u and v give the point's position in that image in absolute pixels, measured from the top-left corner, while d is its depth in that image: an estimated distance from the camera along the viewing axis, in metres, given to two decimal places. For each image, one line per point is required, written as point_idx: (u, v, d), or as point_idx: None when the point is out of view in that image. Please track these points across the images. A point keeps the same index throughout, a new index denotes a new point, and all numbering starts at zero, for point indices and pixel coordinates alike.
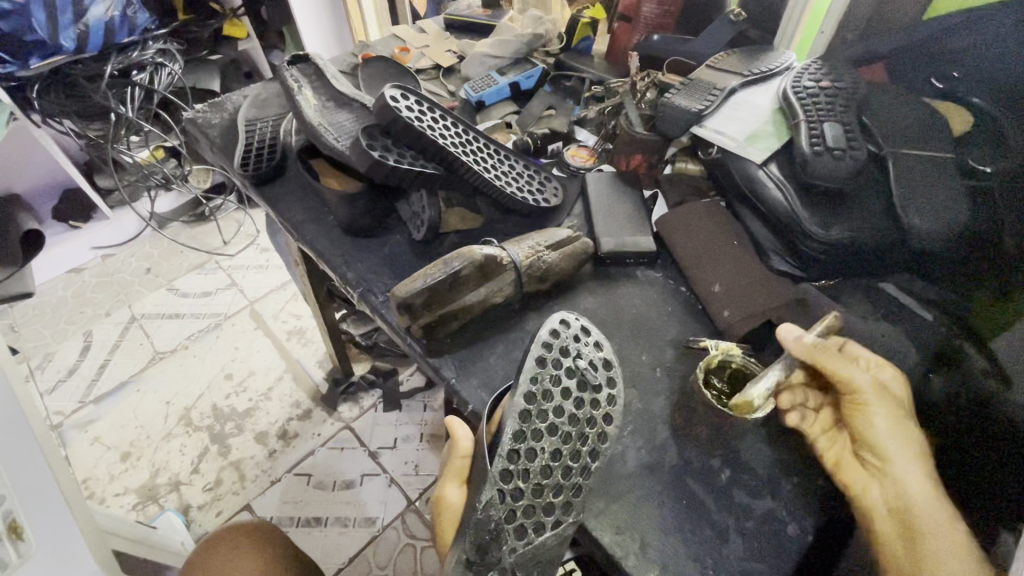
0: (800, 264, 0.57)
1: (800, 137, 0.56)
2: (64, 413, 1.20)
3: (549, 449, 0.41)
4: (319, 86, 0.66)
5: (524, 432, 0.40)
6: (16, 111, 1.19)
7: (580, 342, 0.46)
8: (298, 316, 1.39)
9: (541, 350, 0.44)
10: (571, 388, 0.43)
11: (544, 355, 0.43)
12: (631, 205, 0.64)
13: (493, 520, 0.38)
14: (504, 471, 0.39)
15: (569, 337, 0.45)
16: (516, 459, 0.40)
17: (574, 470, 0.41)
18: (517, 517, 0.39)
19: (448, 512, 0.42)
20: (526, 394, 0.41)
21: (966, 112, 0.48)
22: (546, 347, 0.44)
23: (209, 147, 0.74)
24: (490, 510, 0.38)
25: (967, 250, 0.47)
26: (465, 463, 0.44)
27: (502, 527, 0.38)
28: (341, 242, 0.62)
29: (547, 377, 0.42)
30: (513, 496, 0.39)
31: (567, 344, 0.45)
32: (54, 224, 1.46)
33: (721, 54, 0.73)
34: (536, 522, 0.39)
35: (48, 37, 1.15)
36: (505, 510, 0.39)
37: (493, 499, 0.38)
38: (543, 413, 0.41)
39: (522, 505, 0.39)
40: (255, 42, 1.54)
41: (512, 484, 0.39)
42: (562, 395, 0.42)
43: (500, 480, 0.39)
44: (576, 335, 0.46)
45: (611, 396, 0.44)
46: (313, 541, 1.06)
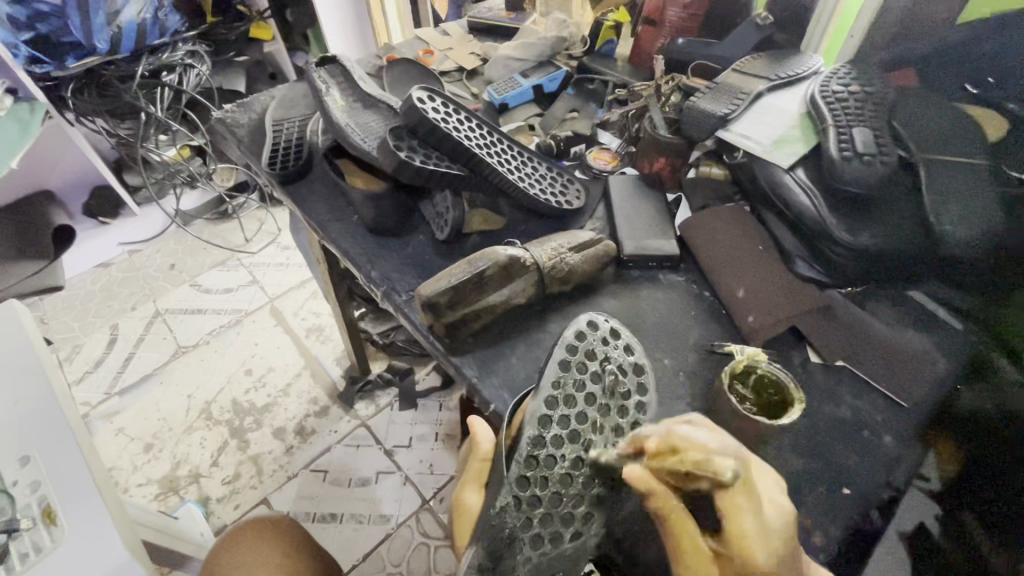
0: (829, 273, 0.56)
1: (829, 141, 0.57)
2: (90, 404, 1.24)
3: (571, 456, 0.42)
4: (346, 87, 0.68)
5: (542, 439, 0.42)
6: (51, 111, 1.23)
7: (608, 346, 0.47)
8: (317, 314, 1.41)
9: (564, 355, 0.45)
10: (595, 394, 0.44)
11: (567, 360, 0.45)
12: (654, 208, 0.63)
13: (508, 526, 0.39)
14: (521, 476, 0.40)
15: (597, 342, 0.47)
16: (534, 465, 0.41)
17: (596, 480, 0.41)
18: (535, 526, 0.39)
19: (466, 515, 0.42)
20: (545, 400, 0.43)
21: (1000, 118, 0.43)
22: (569, 351, 0.46)
23: (238, 147, 0.76)
24: (505, 515, 0.39)
25: (994, 267, 0.43)
26: (486, 465, 0.44)
27: (517, 533, 0.39)
28: (366, 241, 0.62)
29: (570, 382, 0.44)
30: (529, 503, 0.40)
31: (595, 347, 0.46)
32: (84, 220, 1.50)
33: (747, 57, 0.72)
34: (552, 533, 0.39)
35: (83, 39, 1.19)
36: (522, 517, 0.39)
37: (510, 503, 0.39)
38: (564, 419, 0.43)
39: (538, 513, 0.39)
40: (281, 45, 1.56)
41: (530, 490, 0.40)
42: (585, 402, 0.44)
43: (516, 486, 0.40)
44: (605, 339, 0.47)
45: (641, 404, 0.45)
46: (328, 537, 1.07)
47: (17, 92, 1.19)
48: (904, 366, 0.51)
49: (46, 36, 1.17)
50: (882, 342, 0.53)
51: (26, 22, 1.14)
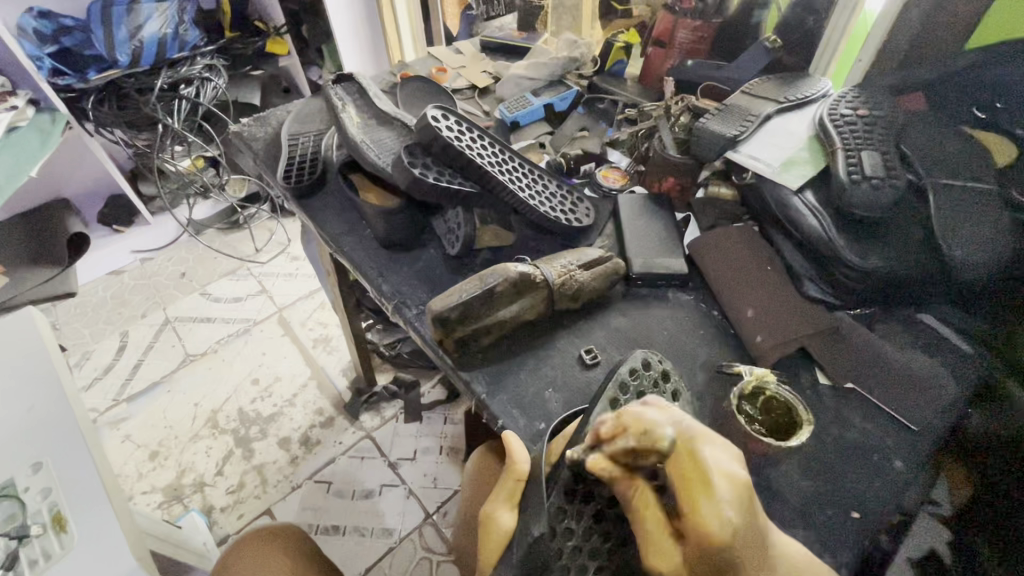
0: (834, 292, 0.56)
1: (838, 164, 0.56)
2: (98, 411, 1.25)
3: (608, 495, 0.41)
4: (361, 104, 0.69)
5: (585, 474, 0.41)
6: (72, 121, 1.26)
7: (658, 389, 0.46)
8: (324, 324, 1.42)
9: (616, 392, 0.44)
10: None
11: (619, 397, 0.44)
12: (663, 227, 0.64)
13: (542, 554, 0.39)
14: (559, 506, 0.40)
15: (650, 382, 0.46)
16: (573, 498, 0.41)
17: (626, 521, 0.41)
18: (565, 557, 0.39)
19: (495, 534, 0.41)
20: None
21: (1009, 144, 0.48)
22: (623, 388, 0.44)
23: (254, 160, 0.77)
24: (540, 543, 0.39)
25: (1005, 289, 0.46)
26: (519, 485, 0.43)
27: (550, 562, 0.39)
28: (377, 255, 0.63)
29: None
30: (563, 534, 0.40)
31: (646, 388, 0.45)
32: (99, 228, 1.52)
33: (757, 80, 0.73)
34: (580, 565, 0.39)
35: (106, 52, 1.23)
36: (555, 546, 0.39)
37: (546, 533, 0.39)
38: None
39: (569, 545, 0.39)
40: (296, 60, 1.59)
41: (565, 522, 0.40)
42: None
43: (553, 516, 0.40)
44: (656, 380, 0.46)
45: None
46: (330, 548, 1.07)
47: (39, 103, 1.22)
48: (914, 390, 0.50)
49: (68, 49, 1.23)
50: (892, 364, 0.51)
51: (51, 35, 1.20)
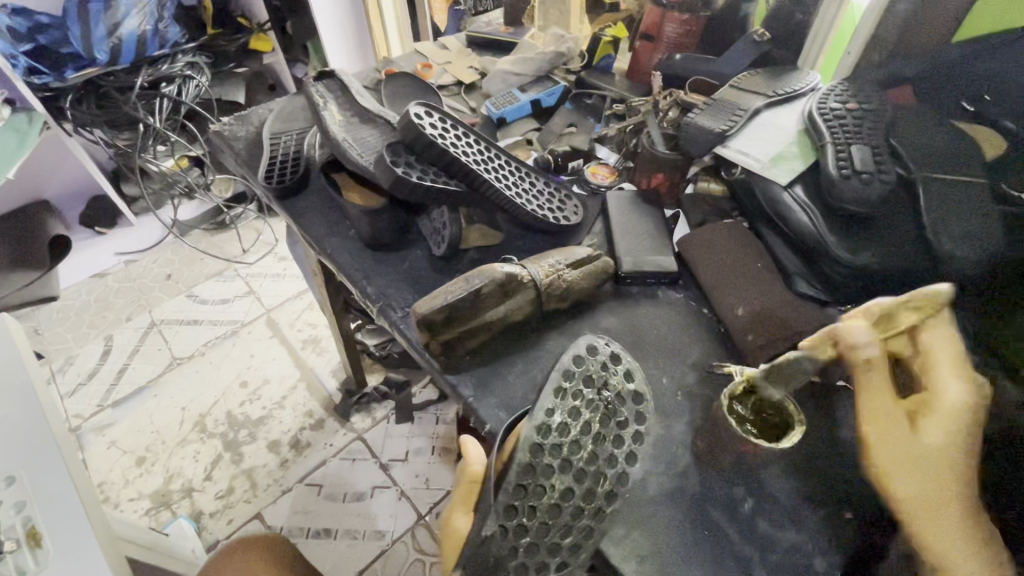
0: (827, 289, 0.56)
1: (828, 158, 0.57)
2: (82, 417, 1.22)
3: (561, 486, 0.40)
4: (343, 102, 0.67)
5: (533, 467, 0.40)
6: (50, 122, 1.23)
7: (607, 372, 0.45)
8: (314, 325, 1.40)
9: (561, 381, 0.44)
10: (591, 422, 0.42)
11: (563, 386, 0.43)
12: (653, 224, 0.63)
13: (493, 555, 0.37)
14: (508, 505, 0.38)
15: (596, 366, 0.45)
16: (523, 494, 0.39)
17: (584, 512, 0.40)
18: (520, 556, 0.38)
19: (451, 540, 0.42)
20: (540, 426, 0.41)
21: (999, 138, 0.45)
22: (567, 376, 0.44)
23: (235, 160, 0.75)
24: (490, 544, 0.37)
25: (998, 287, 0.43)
26: (473, 487, 0.43)
27: (503, 563, 0.37)
28: (362, 256, 0.62)
29: (565, 409, 0.42)
30: (515, 532, 0.38)
31: (593, 372, 0.45)
32: (81, 230, 1.49)
33: (745, 73, 0.72)
34: (538, 563, 0.38)
35: (83, 49, 1.20)
36: (508, 546, 0.38)
37: (495, 533, 0.38)
38: (556, 448, 0.41)
39: (524, 543, 0.38)
40: (280, 57, 1.56)
41: (516, 520, 0.38)
42: (581, 430, 0.42)
43: (502, 515, 0.38)
44: (604, 364, 0.46)
45: (637, 434, 0.43)
46: (322, 552, 1.06)
47: (15, 103, 1.20)
48: None
49: (44, 47, 1.19)
50: None
51: (26, 33, 1.16)
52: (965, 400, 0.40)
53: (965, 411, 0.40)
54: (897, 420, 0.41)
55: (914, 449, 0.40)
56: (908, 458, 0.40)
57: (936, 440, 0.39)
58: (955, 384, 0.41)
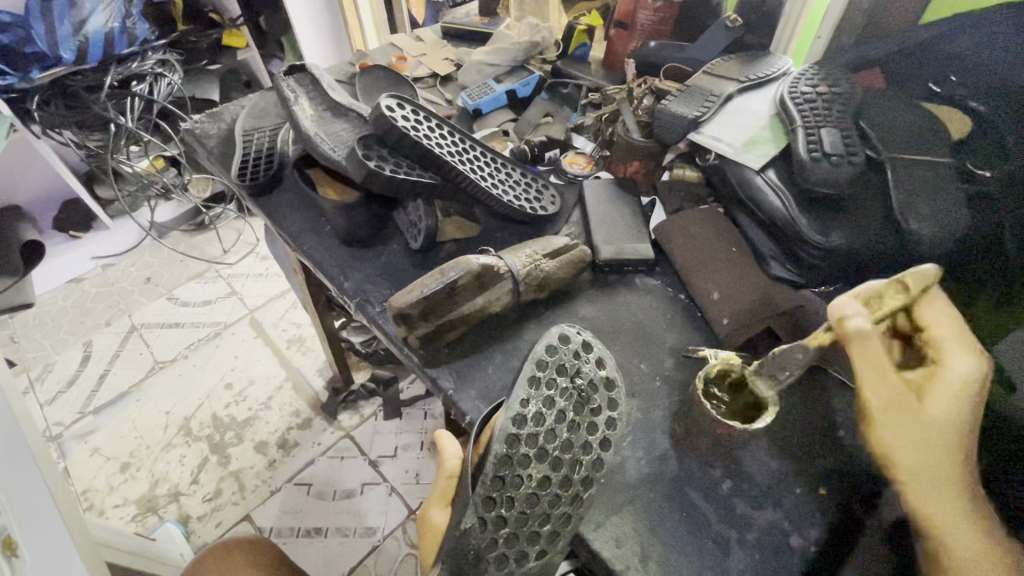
0: (799, 272, 0.57)
1: (799, 141, 0.57)
2: (63, 424, 1.20)
3: (538, 476, 0.40)
4: (315, 96, 0.66)
5: (510, 459, 0.39)
6: (16, 124, 1.18)
7: (580, 360, 0.45)
8: (298, 324, 1.39)
9: (534, 371, 0.43)
10: (566, 411, 0.42)
11: (536, 376, 0.43)
12: (630, 212, 0.63)
13: (473, 548, 0.38)
14: (485, 498, 0.39)
15: (569, 355, 0.45)
16: (500, 487, 0.39)
17: (562, 499, 0.40)
18: (500, 545, 0.39)
19: (431, 533, 0.42)
20: (515, 418, 0.41)
21: (964, 116, 0.45)
22: (539, 366, 0.43)
23: (207, 158, 0.74)
24: (470, 537, 0.38)
25: (972, 262, 0.45)
26: (451, 482, 0.43)
27: (483, 554, 0.38)
28: (338, 252, 0.61)
29: (540, 399, 0.42)
30: (494, 524, 0.39)
31: (565, 361, 0.44)
32: (54, 234, 1.46)
33: (719, 59, 0.73)
34: (518, 552, 0.39)
35: (47, 48, 1.16)
36: (488, 538, 0.38)
37: (475, 526, 0.38)
38: (531, 439, 0.40)
39: (504, 533, 0.39)
40: (254, 52, 1.53)
41: (495, 511, 0.39)
42: (556, 419, 0.41)
43: (481, 508, 0.39)
44: (577, 352, 0.45)
45: (611, 420, 0.43)
46: (313, 551, 1.05)
47: None
48: None
49: (6, 47, 1.13)
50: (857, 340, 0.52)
51: None
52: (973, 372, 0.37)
53: (971, 385, 0.37)
54: (895, 399, 0.39)
55: (910, 426, 0.38)
56: (908, 436, 0.38)
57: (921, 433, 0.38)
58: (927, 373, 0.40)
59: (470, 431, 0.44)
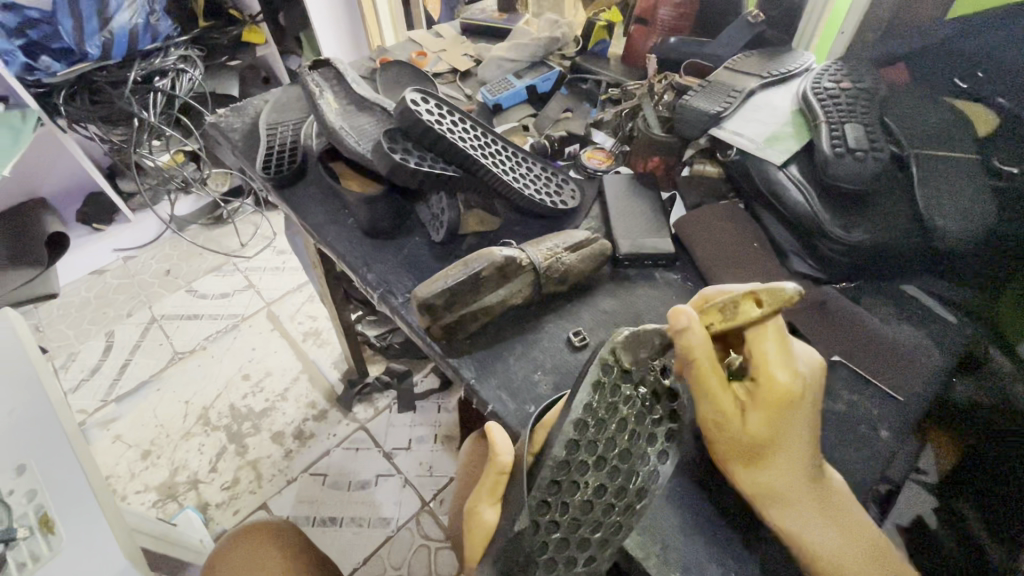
0: (821, 267, 0.60)
1: (823, 137, 0.58)
2: (86, 412, 1.23)
3: (594, 483, 0.41)
4: (339, 91, 0.68)
5: (569, 464, 0.40)
6: (43, 117, 1.22)
7: (643, 367, 0.45)
8: (314, 318, 1.41)
9: (600, 375, 0.42)
10: (627, 420, 0.43)
11: (602, 380, 0.43)
12: (651, 207, 0.64)
13: (526, 551, 0.38)
14: (541, 500, 0.39)
15: (634, 362, 0.44)
16: (556, 491, 0.40)
17: (616, 508, 0.41)
18: (550, 550, 0.39)
19: (479, 530, 0.40)
20: (578, 423, 0.41)
21: (990, 112, 0.44)
22: (605, 370, 0.43)
23: (232, 151, 0.75)
24: (523, 540, 0.38)
25: (994, 252, 0.44)
26: (501, 478, 0.41)
27: (533, 557, 0.38)
28: (362, 244, 0.62)
29: (603, 406, 0.42)
30: (547, 528, 0.39)
31: (629, 367, 0.44)
32: (78, 227, 1.49)
33: (739, 56, 0.72)
34: (568, 557, 0.39)
35: (74, 44, 1.18)
36: (539, 541, 0.38)
37: (529, 529, 0.38)
38: (591, 445, 0.41)
39: (555, 538, 0.39)
40: (273, 48, 1.55)
41: (548, 515, 0.39)
42: (617, 428, 0.42)
43: (537, 510, 0.39)
44: (641, 359, 0.45)
45: (669, 433, 0.43)
46: (329, 540, 1.07)
47: (8, 100, 1.20)
48: (902, 364, 0.52)
49: (35, 42, 1.16)
50: (880, 339, 0.54)
51: (17, 28, 1.14)
52: (793, 381, 0.40)
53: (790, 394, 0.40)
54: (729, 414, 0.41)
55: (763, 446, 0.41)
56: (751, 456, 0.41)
57: (761, 434, 0.41)
58: (782, 371, 0.40)
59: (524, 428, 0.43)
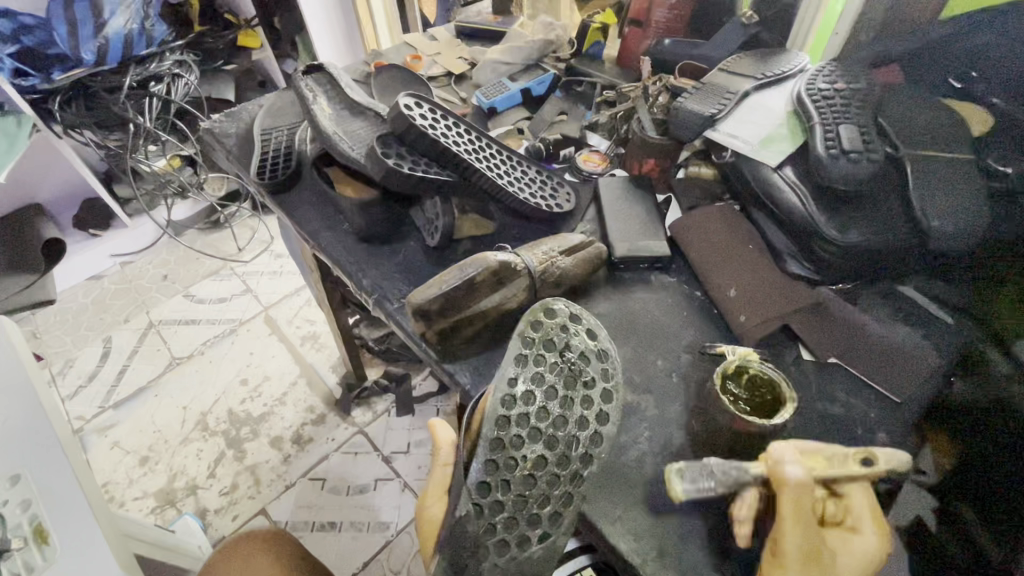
0: (816, 269, 0.57)
1: (817, 140, 0.56)
2: (84, 418, 1.23)
3: (534, 456, 0.41)
4: (333, 95, 0.67)
5: (501, 441, 0.41)
6: (39, 124, 1.22)
7: (568, 333, 0.46)
8: (312, 321, 1.40)
9: (521, 349, 0.44)
10: (556, 386, 0.43)
11: (524, 353, 0.44)
12: (647, 210, 0.63)
13: (472, 535, 0.39)
14: (483, 482, 0.40)
15: (556, 329, 0.46)
16: (495, 471, 0.40)
17: (561, 478, 0.41)
18: (498, 532, 0.39)
19: (428, 525, 0.43)
20: (503, 399, 0.42)
21: (987, 114, 0.47)
22: (526, 343, 0.44)
23: (227, 156, 0.75)
24: (466, 524, 0.39)
25: (989, 244, 0.46)
26: (447, 469, 0.44)
27: (481, 540, 0.39)
28: (356, 249, 0.62)
29: (530, 376, 0.43)
30: (491, 510, 0.40)
31: (553, 336, 0.45)
32: (75, 233, 1.48)
33: (734, 57, 0.72)
34: (519, 537, 0.40)
35: (69, 50, 1.18)
36: (485, 524, 0.39)
37: (471, 512, 0.39)
38: (523, 420, 0.42)
39: (501, 518, 0.40)
40: (269, 52, 1.55)
41: (492, 495, 0.40)
42: (546, 396, 0.43)
43: (477, 493, 0.40)
44: (564, 325, 0.46)
45: (605, 393, 0.44)
46: (328, 545, 1.07)
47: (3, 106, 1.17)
48: (895, 364, 0.51)
49: (31, 48, 1.17)
50: (875, 338, 0.53)
51: (11, 35, 1.15)
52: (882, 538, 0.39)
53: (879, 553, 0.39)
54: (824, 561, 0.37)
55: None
56: None
57: None
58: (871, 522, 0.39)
59: (462, 415, 0.45)
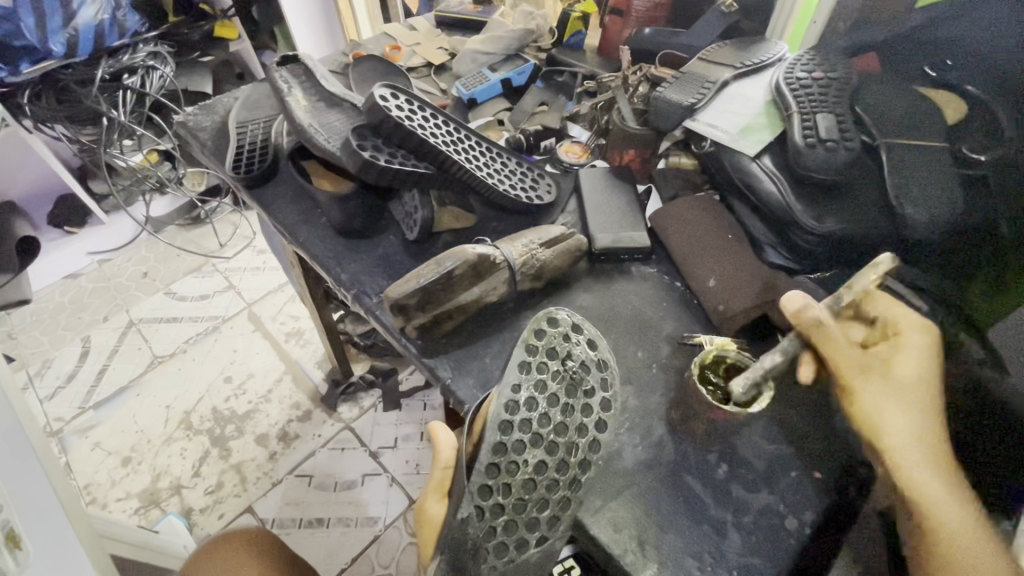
0: (796, 258, 0.57)
1: (794, 128, 0.57)
2: (63, 420, 1.20)
3: (534, 461, 0.41)
4: (309, 87, 0.66)
5: (504, 445, 0.40)
6: (8, 118, 1.18)
7: (570, 342, 0.46)
8: (296, 317, 1.39)
9: (524, 356, 0.44)
10: (557, 393, 0.43)
11: (527, 361, 0.44)
12: (627, 200, 0.63)
13: (471, 538, 0.38)
14: (483, 485, 0.39)
15: (558, 338, 0.46)
16: (495, 474, 0.40)
17: (560, 483, 0.41)
18: (498, 534, 0.39)
19: (429, 525, 0.43)
20: (507, 404, 0.42)
21: (960, 101, 0.49)
22: (529, 351, 0.44)
23: (201, 151, 0.73)
24: (467, 526, 0.38)
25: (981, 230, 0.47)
26: (447, 473, 0.43)
27: (480, 543, 0.38)
28: (335, 243, 0.61)
29: (532, 383, 0.43)
30: (491, 513, 0.39)
31: (555, 345, 0.45)
32: (50, 230, 1.45)
33: (714, 46, 0.72)
34: (518, 540, 0.39)
35: (37, 43, 1.13)
36: (484, 527, 0.39)
37: (472, 515, 0.39)
38: (524, 424, 0.41)
39: (502, 521, 0.39)
40: (247, 43, 1.51)
41: (492, 499, 0.39)
42: (548, 403, 0.42)
43: (478, 496, 0.39)
44: (567, 334, 0.46)
45: (604, 401, 0.44)
46: (317, 542, 1.06)
47: None
48: None
49: None
50: None
51: None
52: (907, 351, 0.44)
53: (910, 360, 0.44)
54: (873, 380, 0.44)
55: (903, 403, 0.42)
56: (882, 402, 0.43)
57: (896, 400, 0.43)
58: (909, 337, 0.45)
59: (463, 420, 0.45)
